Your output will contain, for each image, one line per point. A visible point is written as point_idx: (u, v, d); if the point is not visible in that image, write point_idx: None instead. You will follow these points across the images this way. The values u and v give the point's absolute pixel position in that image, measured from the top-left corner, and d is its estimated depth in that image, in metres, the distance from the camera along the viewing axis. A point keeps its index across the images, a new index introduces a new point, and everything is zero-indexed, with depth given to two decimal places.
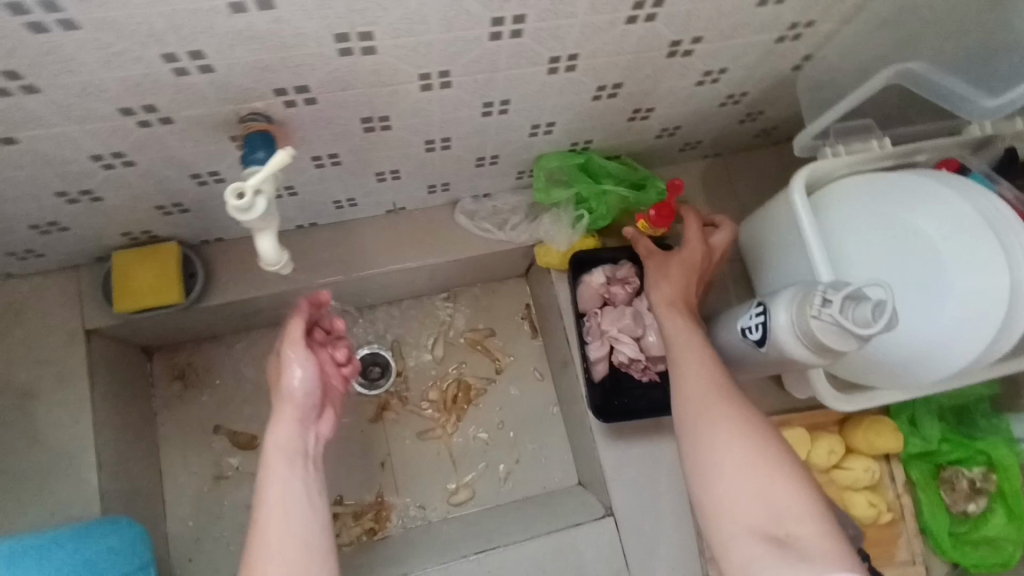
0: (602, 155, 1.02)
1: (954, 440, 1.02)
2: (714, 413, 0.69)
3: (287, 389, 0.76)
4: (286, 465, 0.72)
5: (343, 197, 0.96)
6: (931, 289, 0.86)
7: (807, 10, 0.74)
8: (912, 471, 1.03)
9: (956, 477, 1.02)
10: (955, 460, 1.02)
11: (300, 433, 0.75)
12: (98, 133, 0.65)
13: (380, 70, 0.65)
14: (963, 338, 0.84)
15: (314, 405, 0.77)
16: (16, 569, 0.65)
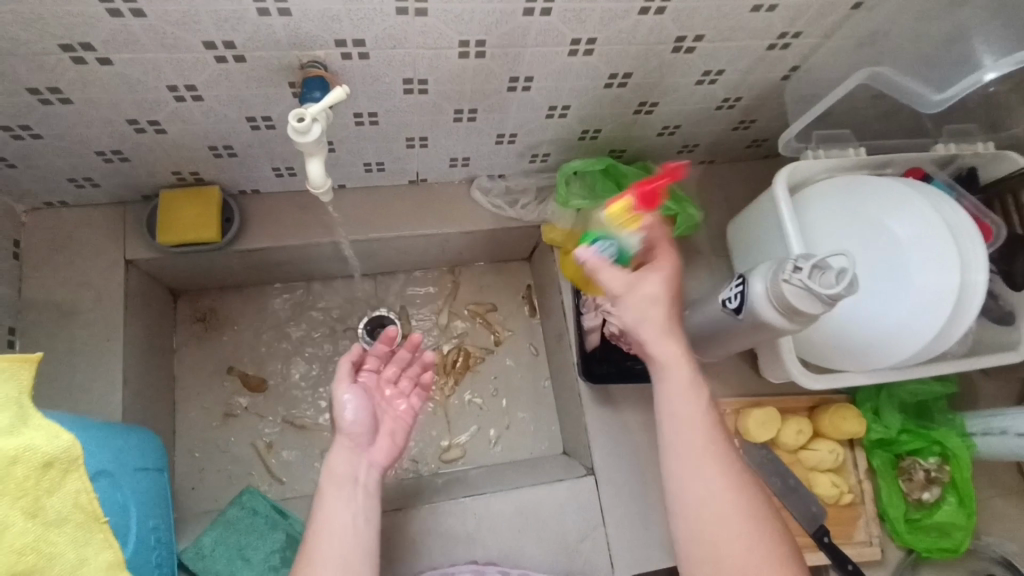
0: (608, 146, 1.13)
1: (913, 431, 1.09)
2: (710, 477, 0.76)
3: (344, 422, 0.85)
4: (340, 494, 0.80)
5: (373, 159, 1.06)
6: (890, 284, 0.97)
7: (794, 21, 0.86)
8: (873, 459, 1.12)
9: (914, 467, 1.09)
10: (912, 450, 1.10)
11: (354, 462, 0.83)
12: (180, 63, 0.75)
13: (427, 32, 0.76)
14: (920, 326, 0.95)
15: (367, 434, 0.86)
16: (112, 432, 0.81)
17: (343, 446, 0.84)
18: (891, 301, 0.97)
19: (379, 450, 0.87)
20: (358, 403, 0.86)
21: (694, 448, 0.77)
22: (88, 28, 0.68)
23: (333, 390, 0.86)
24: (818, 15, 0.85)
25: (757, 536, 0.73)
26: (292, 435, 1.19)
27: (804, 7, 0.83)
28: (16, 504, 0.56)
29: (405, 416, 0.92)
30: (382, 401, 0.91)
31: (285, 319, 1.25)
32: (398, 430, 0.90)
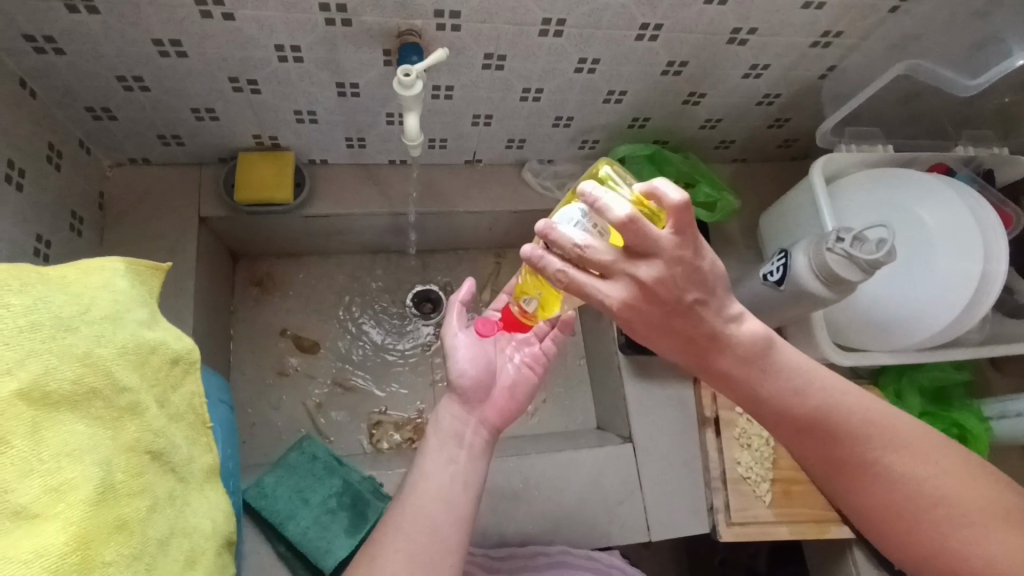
0: (653, 136, 1.22)
1: (932, 413, 1.15)
2: (827, 456, 0.77)
3: (454, 370, 0.93)
4: (438, 445, 0.88)
5: (439, 134, 1.14)
6: (921, 266, 1.04)
7: (838, 21, 0.95)
8: None
9: None
10: None
11: (460, 418, 0.92)
12: (293, 24, 0.84)
13: (517, 8, 0.85)
14: (947, 305, 1.02)
15: (475, 390, 0.93)
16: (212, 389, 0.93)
17: (451, 401, 0.93)
18: (925, 284, 1.04)
19: (494, 402, 0.94)
20: (471, 358, 0.94)
21: (797, 440, 0.78)
22: None
23: (446, 339, 0.96)
24: (860, 16, 0.95)
25: (897, 487, 0.74)
26: (340, 396, 1.24)
27: (848, 6, 0.92)
28: (153, 392, 0.57)
29: (531, 362, 0.98)
30: (505, 349, 0.98)
31: (338, 287, 1.31)
32: (520, 380, 0.96)
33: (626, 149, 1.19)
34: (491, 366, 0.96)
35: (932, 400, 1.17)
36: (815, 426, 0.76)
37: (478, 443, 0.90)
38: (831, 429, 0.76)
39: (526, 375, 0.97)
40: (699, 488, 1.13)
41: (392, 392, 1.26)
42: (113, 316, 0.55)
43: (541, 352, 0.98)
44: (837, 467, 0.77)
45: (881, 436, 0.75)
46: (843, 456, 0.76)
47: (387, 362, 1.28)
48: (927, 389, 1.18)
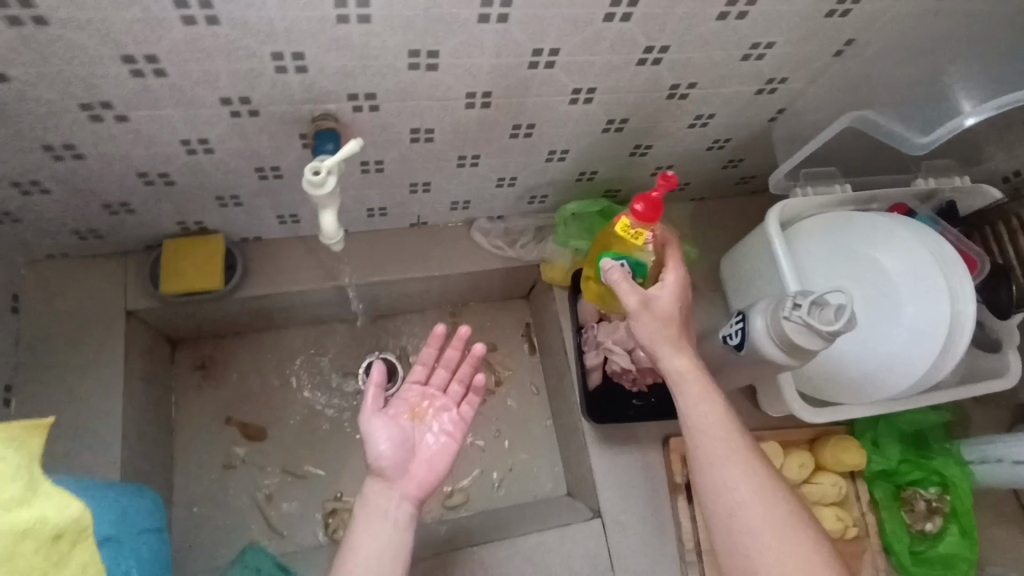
0: (604, 186, 1.17)
1: (912, 461, 1.12)
2: (727, 475, 0.81)
3: (372, 453, 0.86)
4: (373, 520, 0.81)
5: (377, 204, 1.08)
6: (882, 305, 1.01)
7: (781, 69, 0.90)
8: (875, 491, 1.13)
9: (915, 498, 1.11)
10: (912, 480, 1.12)
11: (387, 492, 0.84)
12: (194, 119, 0.77)
13: (437, 86, 0.79)
14: (915, 354, 0.98)
15: (399, 466, 0.86)
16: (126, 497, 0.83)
17: (372, 479, 0.86)
18: (892, 333, 1.00)
19: (418, 472, 0.87)
20: (389, 434, 0.87)
21: (708, 453, 0.83)
22: (107, 87, 0.69)
23: (361, 425, 0.88)
24: (804, 64, 0.90)
25: (776, 523, 0.77)
26: (291, 484, 1.17)
27: (791, 55, 0.87)
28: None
29: (452, 429, 0.92)
30: (423, 420, 0.92)
31: (286, 365, 1.24)
32: (442, 450, 0.89)
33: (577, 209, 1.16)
34: (410, 441, 0.89)
35: (911, 445, 1.14)
36: (732, 442, 0.83)
37: (405, 517, 0.83)
38: (743, 454, 0.82)
39: (446, 446, 0.90)
40: (673, 560, 1.08)
41: (349, 475, 1.19)
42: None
43: (461, 419, 0.94)
44: (733, 489, 0.80)
45: (766, 496, 0.79)
46: (742, 479, 0.80)
47: (342, 441, 1.21)
48: (905, 434, 1.15)
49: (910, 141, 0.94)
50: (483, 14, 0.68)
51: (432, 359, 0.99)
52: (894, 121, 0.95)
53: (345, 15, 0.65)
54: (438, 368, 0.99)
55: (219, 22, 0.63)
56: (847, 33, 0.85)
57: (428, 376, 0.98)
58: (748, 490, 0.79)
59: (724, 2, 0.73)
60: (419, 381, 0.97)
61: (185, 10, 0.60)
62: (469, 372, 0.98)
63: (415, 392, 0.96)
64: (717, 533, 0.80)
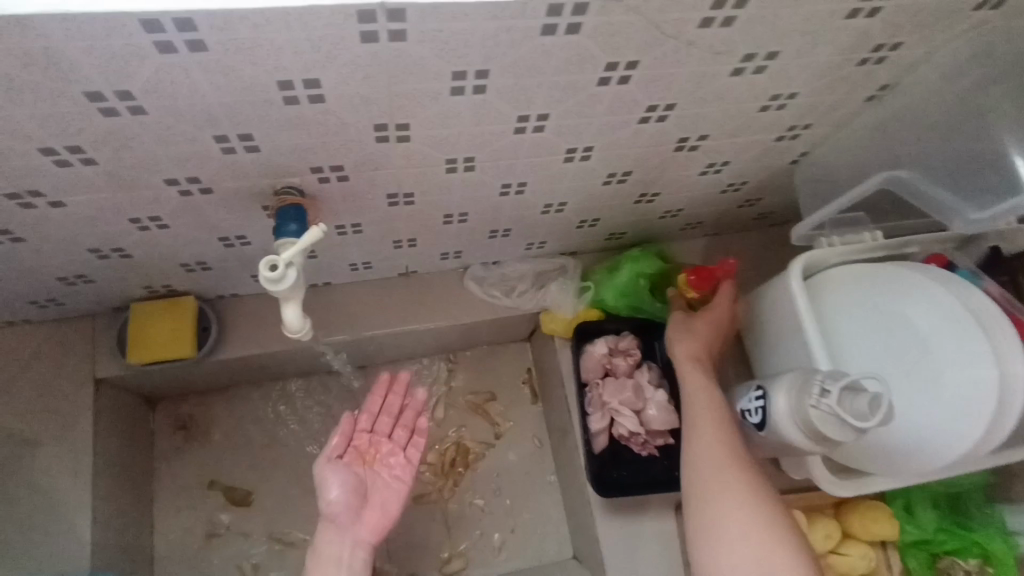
0: (608, 230, 1.07)
1: (949, 529, 1.02)
2: (714, 443, 0.84)
3: (326, 501, 0.85)
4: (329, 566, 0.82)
5: (359, 260, 0.99)
6: (917, 385, 0.87)
7: (805, 116, 0.79)
8: (908, 560, 1.03)
9: (952, 567, 1.02)
10: (950, 550, 1.02)
11: (342, 537, 0.84)
12: (140, 200, 0.69)
13: (411, 155, 0.69)
14: (958, 432, 0.83)
15: (352, 511, 0.86)
16: None
17: (325, 528, 0.85)
18: (928, 405, 0.86)
19: (372, 512, 0.87)
20: (343, 481, 0.86)
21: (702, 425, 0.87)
22: (33, 177, 0.61)
23: (317, 473, 0.87)
24: (831, 109, 0.79)
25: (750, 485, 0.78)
26: (279, 553, 1.10)
27: (816, 103, 0.76)
28: None
29: (402, 471, 0.90)
30: (376, 464, 0.90)
31: (272, 423, 1.16)
32: (395, 492, 0.88)
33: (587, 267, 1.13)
34: (363, 488, 0.88)
35: (947, 509, 1.04)
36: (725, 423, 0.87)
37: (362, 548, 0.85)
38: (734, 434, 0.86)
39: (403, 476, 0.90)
40: None
41: None
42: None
43: (415, 457, 0.90)
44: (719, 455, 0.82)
45: (749, 481, 0.79)
46: (728, 451, 0.83)
47: None
48: (941, 497, 1.05)
49: (961, 215, 0.82)
50: (456, 86, 0.58)
51: (377, 405, 0.92)
52: (937, 188, 0.84)
53: (293, 96, 0.55)
54: (382, 413, 0.92)
55: (146, 110, 0.54)
56: (882, 79, 0.74)
57: (376, 421, 0.92)
58: (735, 473, 0.79)
59: (739, 59, 0.63)
60: (366, 425, 0.91)
61: (102, 101, 0.52)
62: (413, 415, 0.92)
63: (363, 437, 0.91)
64: (695, 503, 0.79)
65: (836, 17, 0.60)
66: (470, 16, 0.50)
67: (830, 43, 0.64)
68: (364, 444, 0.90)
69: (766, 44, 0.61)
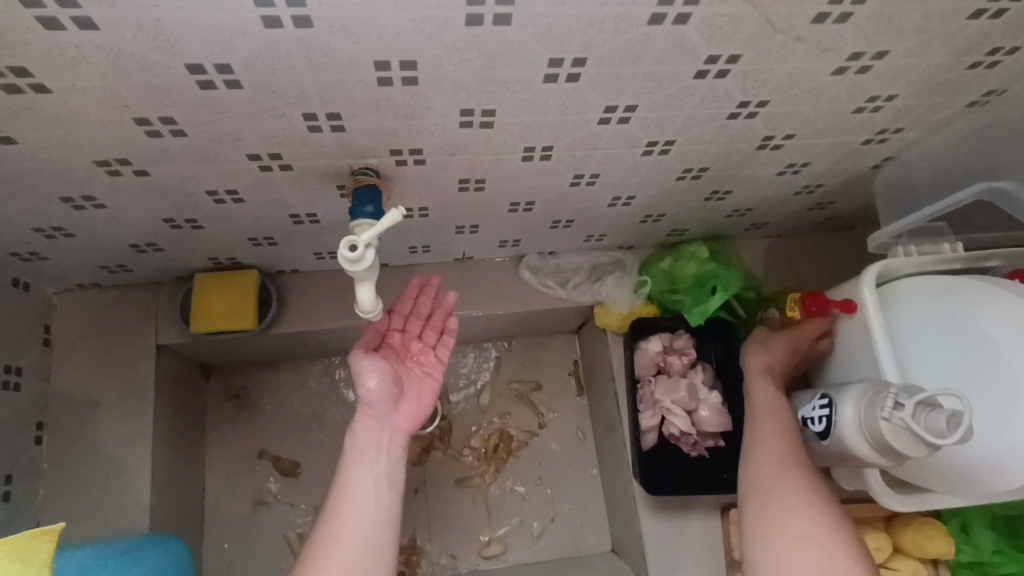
0: (671, 227, 1.04)
1: (1007, 552, 0.98)
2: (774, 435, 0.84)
3: (361, 393, 0.79)
4: (365, 457, 0.77)
5: (419, 243, 0.99)
6: (982, 419, 0.82)
7: (899, 119, 0.76)
8: None
9: None
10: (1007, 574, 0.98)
11: (379, 429, 0.80)
12: (221, 174, 0.69)
13: (491, 141, 0.68)
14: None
15: (389, 403, 0.81)
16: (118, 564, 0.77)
17: (361, 417, 0.80)
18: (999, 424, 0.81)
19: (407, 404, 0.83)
20: (380, 371, 0.79)
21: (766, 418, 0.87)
22: (124, 146, 0.61)
23: (351, 361, 0.80)
24: (927, 113, 0.75)
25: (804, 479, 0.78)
26: None
27: (914, 105, 0.73)
28: None
29: (431, 368, 0.87)
30: (407, 361, 0.86)
31: (320, 398, 1.18)
32: (427, 388, 0.85)
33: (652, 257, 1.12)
34: (399, 380, 0.83)
35: (1006, 532, 1.00)
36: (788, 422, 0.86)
37: (395, 449, 0.80)
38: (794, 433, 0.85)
39: (434, 381, 0.86)
40: None
41: None
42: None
43: (445, 357, 0.87)
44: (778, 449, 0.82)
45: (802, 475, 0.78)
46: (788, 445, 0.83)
47: None
48: (999, 518, 1.01)
49: None
50: (551, 73, 0.57)
51: (408, 305, 0.88)
52: None
53: (387, 78, 0.55)
54: (413, 314, 0.88)
55: (242, 85, 0.54)
56: (988, 84, 0.70)
57: (406, 321, 0.88)
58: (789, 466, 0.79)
59: (845, 57, 0.60)
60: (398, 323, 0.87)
61: (202, 74, 0.52)
62: (443, 316, 0.88)
63: (394, 336, 0.87)
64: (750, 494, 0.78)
65: (956, 16, 0.57)
66: (580, 3, 0.48)
67: (943, 43, 0.61)
68: (396, 342, 0.87)
69: (877, 43, 0.59)
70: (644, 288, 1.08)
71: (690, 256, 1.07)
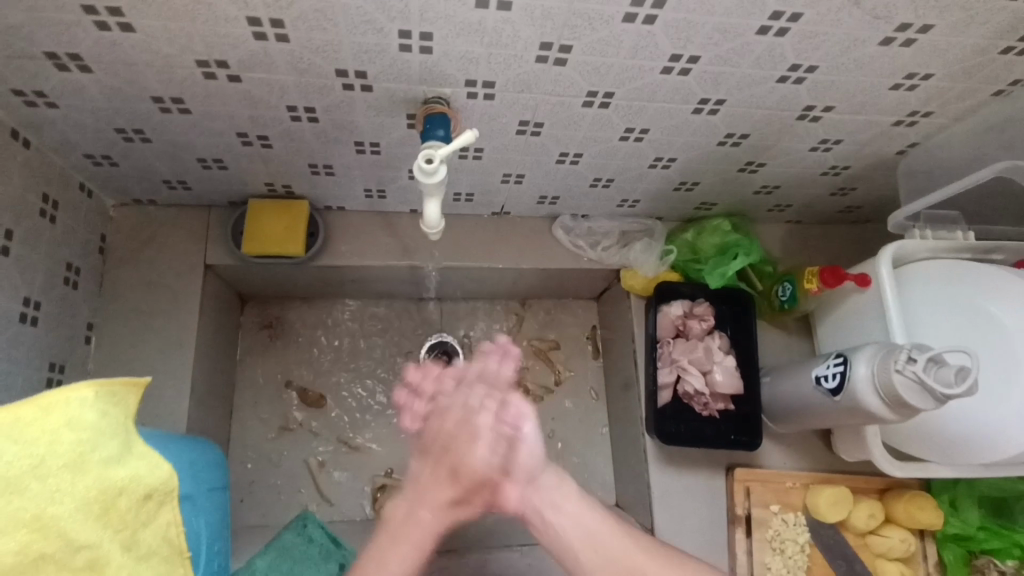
0: (701, 198, 1.10)
1: (991, 529, 1.04)
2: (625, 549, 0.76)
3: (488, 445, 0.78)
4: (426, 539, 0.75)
5: (464, 189, 1.04)
6: (992, 385, 0.88)
7: (930, 101, 0.82)
8: (945, 553, 1.05)
9: (988, 566, 1.03)
10: (989, 549, 1.04)
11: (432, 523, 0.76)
12: (307, 88, 0.74)
13: (560, 81, 0.74)
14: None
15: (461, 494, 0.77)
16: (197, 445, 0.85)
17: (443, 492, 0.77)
18: (1001, 400, 0.87)
19: (439, 491, 0.77)
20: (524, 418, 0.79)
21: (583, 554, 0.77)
22: (227, 46, 0.66)
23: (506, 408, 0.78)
24: (956, 99, 0.82)
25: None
26: (344, 455, 1.16)
27: (945, 88, 0.79)
28: (118, 537, 0.55)
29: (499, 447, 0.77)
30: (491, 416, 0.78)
31: (349, 336, 1.23)
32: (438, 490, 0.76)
33: (678, 229, 1.18)
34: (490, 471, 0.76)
35: (990, 511, 1.06)
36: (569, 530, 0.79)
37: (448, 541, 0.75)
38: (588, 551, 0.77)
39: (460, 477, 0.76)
40: None
41: (404, 454, 1.18)
42: (73, 464, 0.52)
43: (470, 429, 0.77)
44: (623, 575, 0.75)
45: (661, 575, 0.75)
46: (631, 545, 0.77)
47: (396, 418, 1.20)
48: (986, 498, 1.07)
49: None
50: (630, 12, 0.63)
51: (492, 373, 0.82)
52: None
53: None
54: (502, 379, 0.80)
55: None
56: (1015, 73, 0.77)
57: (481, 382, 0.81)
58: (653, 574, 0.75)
59: (893, 27, 0.67)
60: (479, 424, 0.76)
61: None
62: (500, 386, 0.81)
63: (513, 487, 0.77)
64: None
65: None
66: None
67: (980, 25, 0.67)
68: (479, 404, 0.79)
69: (925, 15, 0.65)
70: (669, 254, 1.14)
71: (715, 227, 1.13)
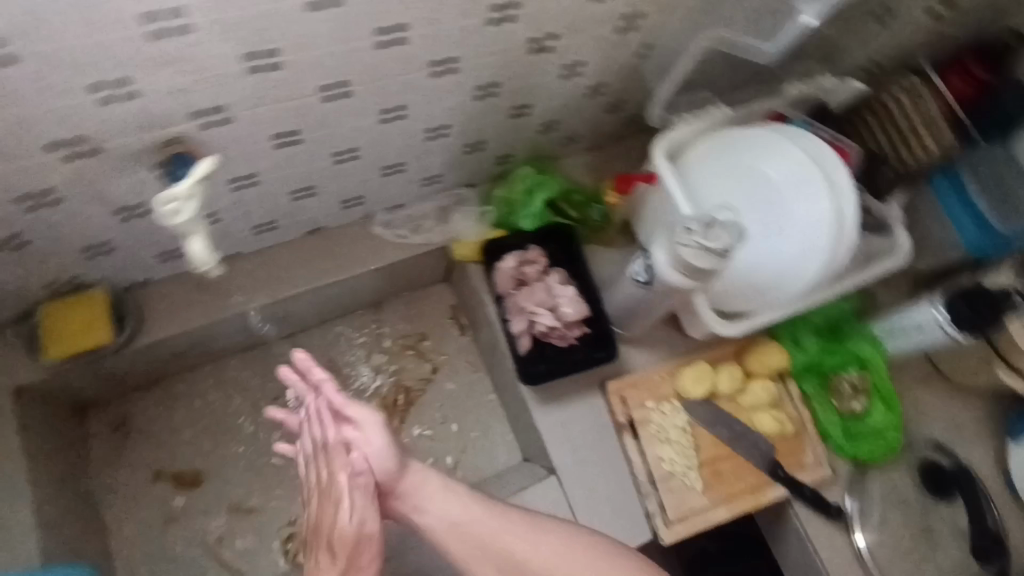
0: (494, 154, 1.15)
1: (830, 346, 1.00)
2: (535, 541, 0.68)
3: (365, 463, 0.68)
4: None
5: (262, 219, 1.02)
6: None
7: (633, 4, 0.90)
8: (805, 382, 0.99)
9: (840, 381, 0.99)
10: (836, 365, 0.99)
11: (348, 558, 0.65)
12: (25, 171, 0.70)
13: (285, 85, 0.74)
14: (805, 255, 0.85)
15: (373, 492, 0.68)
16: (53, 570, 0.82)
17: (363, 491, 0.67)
18: (782, 245, 0.86)
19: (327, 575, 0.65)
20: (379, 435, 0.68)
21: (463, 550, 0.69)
22: None
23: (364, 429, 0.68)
24: None
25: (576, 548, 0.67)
26: (243, 520, 1.12)
27: None
28: None
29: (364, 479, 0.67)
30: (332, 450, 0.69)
31: (210, 403, 1.17)
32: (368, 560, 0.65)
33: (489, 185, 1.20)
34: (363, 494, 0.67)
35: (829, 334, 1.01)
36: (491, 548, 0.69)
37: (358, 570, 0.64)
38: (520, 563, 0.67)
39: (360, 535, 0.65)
40: None
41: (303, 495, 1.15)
42: None
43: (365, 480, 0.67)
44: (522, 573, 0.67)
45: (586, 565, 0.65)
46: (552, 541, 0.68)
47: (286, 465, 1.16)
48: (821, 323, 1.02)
49: (757, 49, 0.99)
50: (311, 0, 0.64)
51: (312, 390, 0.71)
52: (757, 40, 0.99)
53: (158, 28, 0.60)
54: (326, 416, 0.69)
55: (15, 58, 0.57)
56: None
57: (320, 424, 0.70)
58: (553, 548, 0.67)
59: None
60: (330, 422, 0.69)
61: None
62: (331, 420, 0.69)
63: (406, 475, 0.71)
64: None
65: None
66: None
67: None
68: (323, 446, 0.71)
69: None
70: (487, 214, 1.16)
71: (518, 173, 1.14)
